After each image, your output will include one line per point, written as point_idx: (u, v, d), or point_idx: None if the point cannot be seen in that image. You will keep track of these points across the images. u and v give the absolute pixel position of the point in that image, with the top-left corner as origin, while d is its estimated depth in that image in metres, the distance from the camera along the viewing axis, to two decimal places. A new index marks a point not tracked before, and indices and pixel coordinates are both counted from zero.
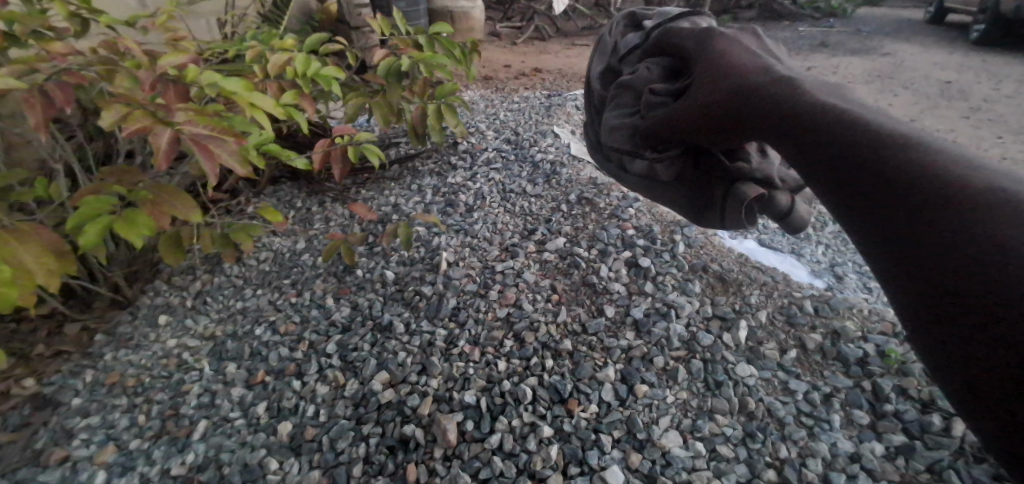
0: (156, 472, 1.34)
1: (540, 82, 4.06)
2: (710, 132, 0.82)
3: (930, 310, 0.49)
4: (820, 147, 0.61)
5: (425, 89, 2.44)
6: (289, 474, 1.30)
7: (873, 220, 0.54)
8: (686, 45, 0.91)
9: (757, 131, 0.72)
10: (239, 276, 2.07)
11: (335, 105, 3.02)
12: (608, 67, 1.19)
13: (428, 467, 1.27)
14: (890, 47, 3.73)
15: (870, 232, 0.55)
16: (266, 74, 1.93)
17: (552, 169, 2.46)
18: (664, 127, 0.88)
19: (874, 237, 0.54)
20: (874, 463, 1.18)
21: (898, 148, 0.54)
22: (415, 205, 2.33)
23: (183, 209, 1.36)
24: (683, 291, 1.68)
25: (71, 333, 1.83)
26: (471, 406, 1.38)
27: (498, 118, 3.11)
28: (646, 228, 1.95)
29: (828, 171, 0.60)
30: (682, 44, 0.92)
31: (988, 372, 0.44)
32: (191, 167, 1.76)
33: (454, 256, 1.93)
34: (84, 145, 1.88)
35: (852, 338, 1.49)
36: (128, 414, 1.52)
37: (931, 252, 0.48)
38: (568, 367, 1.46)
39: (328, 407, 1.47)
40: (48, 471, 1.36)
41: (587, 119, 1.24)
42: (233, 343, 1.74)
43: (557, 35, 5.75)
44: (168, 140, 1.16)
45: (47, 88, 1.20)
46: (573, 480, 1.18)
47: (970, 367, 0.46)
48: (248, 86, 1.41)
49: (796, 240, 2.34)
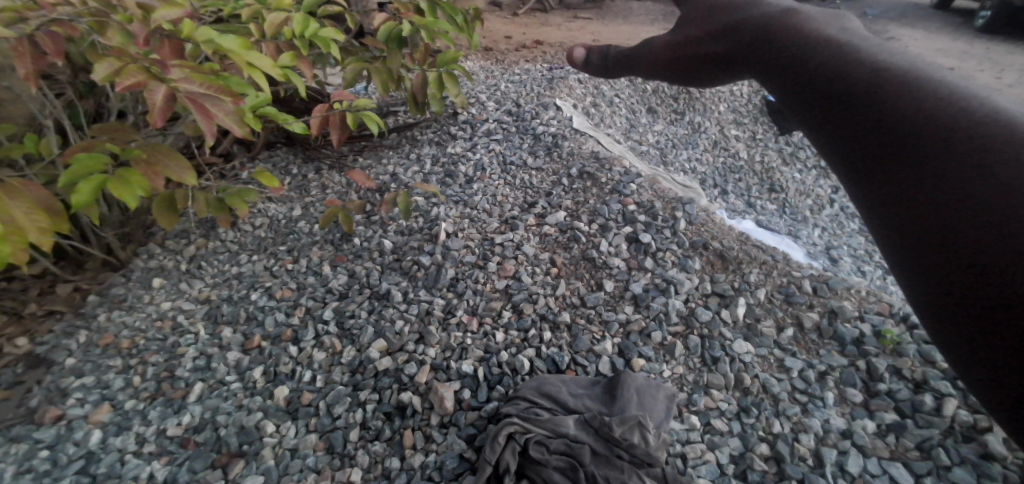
0: (152, 432, 1.35)
1: (542, 54, 3.97)
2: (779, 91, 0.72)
3: (921, 268, 0.48)
4: (848, 118, 0.59)
5: (426, 56, 2.37)
6: (286, 437, 1.32)
7: (878, 186, 0.54)
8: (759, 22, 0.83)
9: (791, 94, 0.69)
10: (234, 241, 2.04)
11: (333, 70, 2.95)
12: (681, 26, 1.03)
13: (425, 433, 1.29)
14: (898, 26, 3.59)
15: (877, 206, 0.53)
16: (262, 34, 1.87)
17: (554, 142, 2.43)
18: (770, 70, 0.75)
19: (876, 209, 0.53)
20: (865, 439, 1.21)
21: (930, 115, 0.52)
22: (413, 174, 2.30)
23: (177, 170, 1.32)
24: (683, 268, 1.68)
25: (63, 293, 1.81)
26: (468, 375, 1.39)
27: (498, 88, 3.04)
28: (647, 204, 1.94)
29: (848, 141, 0.58)
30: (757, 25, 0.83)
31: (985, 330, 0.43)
32: (185, 127, 1.71)
33: (453, 227, 1.91)
34: (74, 101, 1.83)
35: (848, 317, 1.49)
36: (123, 375, 1.52)
37: (944, 227, 0.46)
38: (566, 340, 1.47)
39: (325, 373, 1.47)
40: (43, 428, 1.37)
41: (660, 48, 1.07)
42: (228, 307, 1.73)
43: (561, 6, 5.58)
44: (163, 97, 1.10)
45: (36, 38, 1.16)
46: (552, 455, 1.15)
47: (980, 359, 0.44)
48: (246, 44, 1.36)
49: (795, 223, 2.38)
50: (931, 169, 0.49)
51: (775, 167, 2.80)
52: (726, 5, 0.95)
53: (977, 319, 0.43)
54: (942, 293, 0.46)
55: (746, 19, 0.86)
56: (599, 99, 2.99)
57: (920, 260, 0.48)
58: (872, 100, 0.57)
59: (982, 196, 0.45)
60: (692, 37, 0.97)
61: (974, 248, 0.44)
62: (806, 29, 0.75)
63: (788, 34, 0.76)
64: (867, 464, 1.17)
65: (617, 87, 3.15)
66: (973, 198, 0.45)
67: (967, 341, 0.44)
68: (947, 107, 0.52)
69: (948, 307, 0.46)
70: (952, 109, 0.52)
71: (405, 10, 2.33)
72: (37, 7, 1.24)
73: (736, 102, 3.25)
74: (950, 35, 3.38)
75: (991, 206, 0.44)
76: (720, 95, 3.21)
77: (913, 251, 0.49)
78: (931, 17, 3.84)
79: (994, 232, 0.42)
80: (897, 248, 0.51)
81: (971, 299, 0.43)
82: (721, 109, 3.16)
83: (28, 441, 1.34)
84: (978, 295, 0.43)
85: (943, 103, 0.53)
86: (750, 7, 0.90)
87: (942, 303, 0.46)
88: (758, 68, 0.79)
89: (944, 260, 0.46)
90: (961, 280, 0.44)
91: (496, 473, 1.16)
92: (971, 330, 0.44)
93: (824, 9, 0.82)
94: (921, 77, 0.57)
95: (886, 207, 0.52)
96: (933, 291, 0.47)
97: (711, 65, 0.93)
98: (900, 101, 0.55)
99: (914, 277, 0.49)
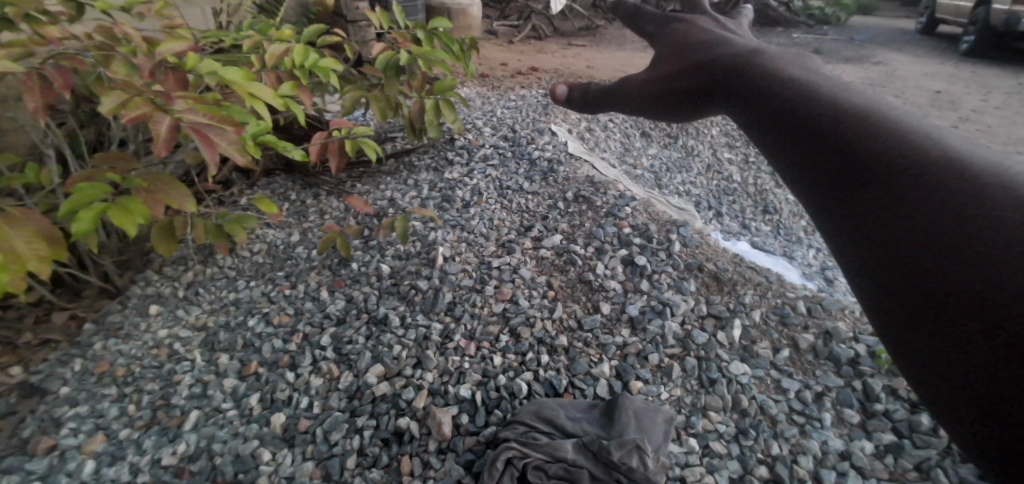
0: (146, 462, 1.34)
1: (537, 81, 4.06)
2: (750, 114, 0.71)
3: (908, 289, 0.44)
4: (807, 136, 0.58)
5: (424, 84, 2.41)
6: (281, 466, 1.31)
7: (844, 206, 0.51)
8: (729, 60, 0.89)
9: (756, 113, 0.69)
10: (232, 267, 2.05)
11: (332, 98, 3.01)
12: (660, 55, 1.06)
13: (422, 460, 1.28)
14: (884, 52, 3.70)
15: (843, 226, 0.51)
16: (263, 64, 1.92)
17: (550, 167, 2.46)
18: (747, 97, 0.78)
19: (844, 227, 0.51)
20: (863, 460, 1.21)
21: (895, 134, 0.52)
22: (411, 199, 2.33)
23: (177, 197, 1.34)
24: (678, 290, 1.69)
25: (60, 321, 1.81)
26: (466, 400, 1.39)
27: (495, 114, 3.10)
28: (642, 226, 1.96)
29: (808, 165, 0.57)
30: (732, 64, 0.88)
31: (987, 347, 0.39)
32: (187, 155, 1.74)
33: (450, 251, 1.93)
34: (77, 130, 1.86)
35: (843, 338, 1.50)
36: (117, 403, 1.51)
37: (926, 242, 0.44)
38: (564, 363, 1.47)
39: (322, 399, 1.46)
40: (35, 459, 1.35)
41: (642, 78, 1.09)
42: (225, 334, 1.72)
43: (555, 35, 5.73)
44: (168, 127, 1.15)
45: (46, 72, 1.19)
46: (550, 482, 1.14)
47: (966, 389, 0.41)
48: (248, 76, 1.40)
49: (789, 244, 2.41)
50: (901, 184, 0.48)
51: (768, 189, 2.84)
52: (697, 45, 0.99)
53: (966, 336, 0.40)
54: (928, 316, 0.43)
55: (719, 56, 0.92)
56: (593, 124, 3.06)
57: (895, 284, 0.45)
58: (827, 118, 0.58)
59: (962, 214, 0.43)
60: (669, 73, 1.00)
61: (960, 266, 0.41)
62: (776, 69, 0.79)
63: (759, 71, 0.80)
64: None
65: (611, 113, 3.23)
66: (946, 212, 0.44)
67: (958, 373, 0.41)
68: (913, 135, 0.52)
69: (934, 326, 0.42)
70: (907, 128, 0.53)
71: (403, 40, 2.38)
72: (46, 42, 1.27)
73: (727, 125, 3.32)
74: (935, 61, 3.48)
75: (974, 220, 0.42)
76: (711, 120, 3.29)
77: (895, 292, 0.45)
78: (914, 44, 3.95)
79: (983, 252, 0.40)
80: (873, 267, 0.47)
81: (955, 318, 0.41)
82: (713, 133, 3.24)
83: (20, 472, 1.32)
84: (963, 315, 0.40)
85: (898, 125, 0.54)
86: (723, 46, 0.94)
87: (925, 322, 0.43)
88: (736, 104, 0.82)
89: (925, 282, 0.43)
90: (938, 297, 0.42)
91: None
92: (963, 351, 0.40)
93: (788, 51, 0.88)
94: (870, 101, 0.59)
95: (853, 231, 0.50)
96: (905, 314, 0.44)
97: (688, 96, 0.98)
98: (860, 122, 0.55)
99: (895, 297, 0.45)
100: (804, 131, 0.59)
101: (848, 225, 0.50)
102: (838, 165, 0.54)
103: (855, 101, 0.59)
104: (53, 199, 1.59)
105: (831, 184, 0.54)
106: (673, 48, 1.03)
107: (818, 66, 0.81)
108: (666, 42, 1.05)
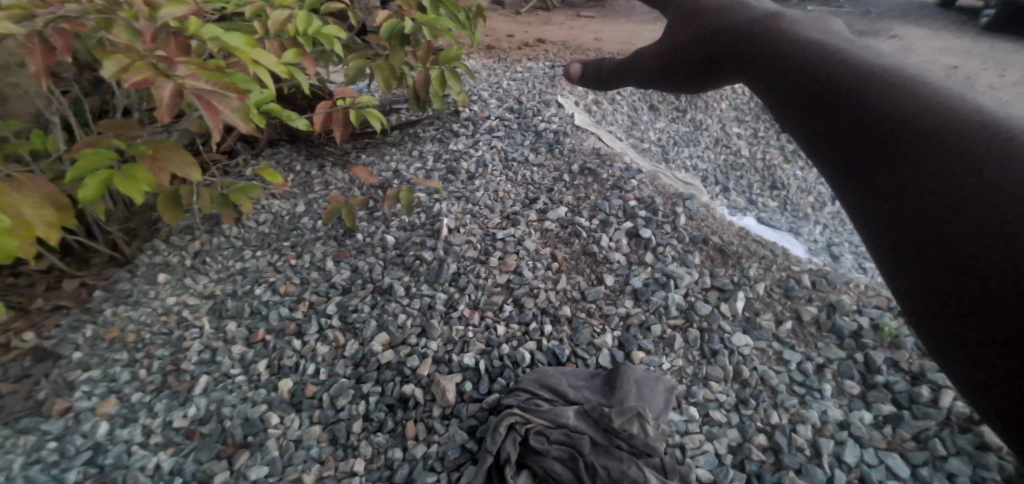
0: (158, 424, 1.37)
1: (544, 52, 3.97)
2: (782, 98, 0.75)
3: (922, 271, 0.50)
4: (845, 128, 0.63)
5: (429, 54, 2.35)
6: (289, 429, 1.34)
7: (874, 194, 0.57)
8: (743, 25, 0.89)
9: (789, 102, 0.73)
10: (238, 237, 2.05)
11: (336, 68, 2.98)
12: (673, 22, 1.07)
13: (427, 425, 1.31)
14: (900, 25, 3.62)
15: (873, 212, 0.57)
16: (266, 31, 1.88)
17: (555, 138, 2.44)
18: (771, 68, 0.79)
19: (875, 213, 0.56)
20: (861, 430, 1.23)
21: (929, 119, 0.56)
22: (416, 171, 2.32)
23: (181, 166, 1.33)
24: (683, 262, 1.69)
25: (70, 289, 1.83)
26: (470, 368, 1.41)
27: (501, 86, 3.05)
28: (648, 199, 1.95)
29: (844, 155, 0.62)
30: (742, 30, 0.88)
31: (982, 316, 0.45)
32: (191, 124, 1.73)
33: (455, 223, 1.92)
34: (81, 99, 1.85)
35: (846, 311, 1.50)
36: (129, 368, 1.54)
37: (942, 225, 0.49)
38: (567, 333, 1.48)
39: (328, 366, 1.49)
40: (51, 420, 1.39)
41: (653, 48, 1.10)
42: (233, 301, 1.75)
43: (563, 5, 5.56)
44: (170, 93, 1.12)
45: (46, 35, 1.16)
46: (552, 447, 1.16)
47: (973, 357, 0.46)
48: (250, 41, 1.37)
49: (796, 220, 2.38)
50: (927, 172, 0.53)
51: (776, 164, 2.80)
52: (709, 11, 0.99)
53: (967, 307, 0.46)
54: (938, 291, 0.49)
55: (732, 22, 0.92)
56: (601, 97, 3.01)
57: (913, 264, 0.51)
58: (861, 109, 0.63)
59: (977, 198, 0.48)
60: (678, 44, 1.02)
61: (966, 246, 0.47)
62: (792, 34, 0.80)
63: (775, 39, 0.82)
64: (864, 454, 1.18)
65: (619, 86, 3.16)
66: (963, 200, 0.49)
67: (963, 342, 0.47)
68: (948, 118, 0.55)
69: (942, 300, 0.48)
70: (945, 111, 0.56)
71: (408, 9, 2.31)
72: (47, 5, 1.23)
73: (737, 99, 3.26)
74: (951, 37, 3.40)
75: (988, 203, 0.47)
76: (722, 93, 3.23)
77: (911, 271, 0.51)
78: (931, 19, 3.85)
79: (990, 230, 0.45)
80: (893, 249, 0.53)
81: (959, 295, 0.47)
82: (722, 107, 3.18)
83: (36, 432, 1.36)
84: (966, 290, 0.46)
85: (933, 108, 0.57)
86: (736, 11, 0.95)
87: (934, 298, 0.49)
88: (750, 71, 0.84)
89: (938, 261, 0.49)
90: (955, 277, 0.47)
91: (497, 463, 1.17)
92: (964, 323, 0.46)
93: (808, 11, 0.87)
94: (906, 81, 0.62)
95: (882, 217, 0.55)
96: (922, 289, 0.50)
97: (699, 67, 0.99)
98: (896, 110, 0.59)
99: (911, 276, 0.51)
100: (845, 123, 0.64)
101: (875, 212, 0.56)
102: (871, 155, 0.59)
103: (892, 86, 0.62)
104: (59, 166, 1.58)
105: (863, 174, 0.59)
106: (685, 17, 1.03)
107: (843, 29, 0.81)
108: (679, 11, 1.06)
